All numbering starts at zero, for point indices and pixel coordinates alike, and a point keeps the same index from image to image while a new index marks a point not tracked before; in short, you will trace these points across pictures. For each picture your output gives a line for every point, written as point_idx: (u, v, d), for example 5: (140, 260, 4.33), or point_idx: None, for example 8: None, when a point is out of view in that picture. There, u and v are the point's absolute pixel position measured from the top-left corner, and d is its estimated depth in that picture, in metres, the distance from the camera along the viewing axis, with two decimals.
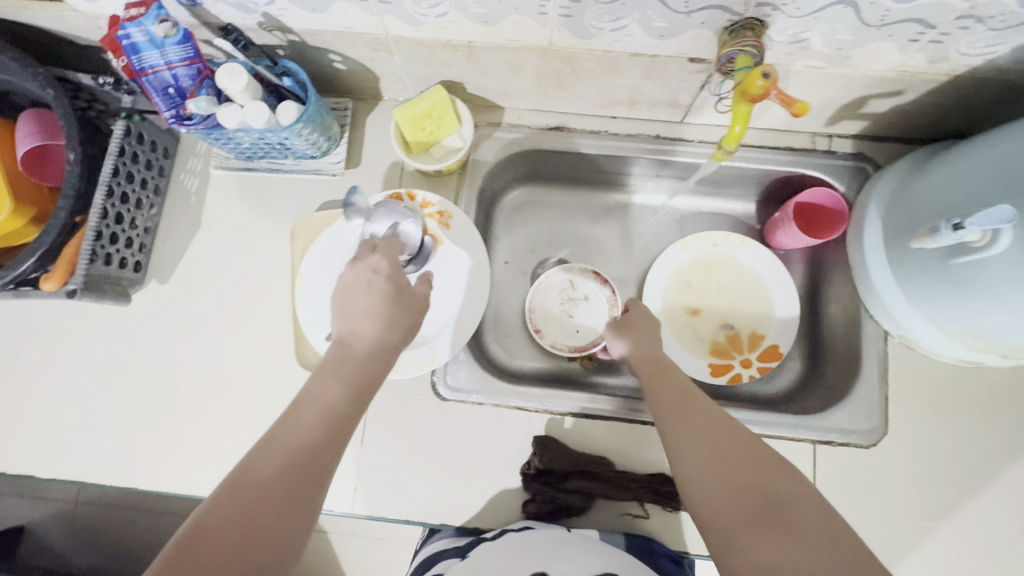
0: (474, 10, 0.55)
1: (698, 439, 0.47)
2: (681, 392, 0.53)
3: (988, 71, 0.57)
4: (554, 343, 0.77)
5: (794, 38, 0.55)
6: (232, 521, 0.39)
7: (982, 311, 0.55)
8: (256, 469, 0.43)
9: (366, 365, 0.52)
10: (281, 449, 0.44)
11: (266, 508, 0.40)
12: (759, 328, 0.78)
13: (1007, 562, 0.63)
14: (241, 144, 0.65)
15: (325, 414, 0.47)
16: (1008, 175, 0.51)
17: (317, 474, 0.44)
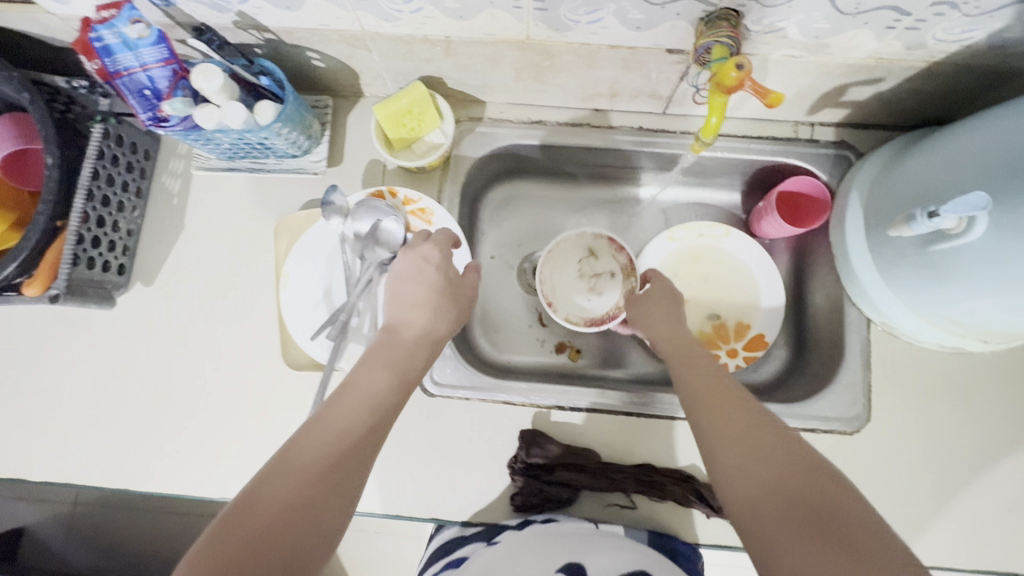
0: (449, 5, 0.55)
1: (728, 418, 0.51)
2: (710, 372, 0.57)
3: (965, 57, 0.57)
4: (569, 316, 0.76)
5: (771, 28, 0.54)
6: (280, 494, 0.41)
7: (962, 297, 0.55)
8: (309, 445, 0.45)
9: (412, 353, 0.56)
10: (330, 426, 0.46)
11: (318, 485, 0.43)
12: (745, 318, 0.78)
13: (988, 542, 0.64)
14: (221, 145, 0.65)
15: (375, 397, 0.50)
16: (986, 161, 0.51)
17: (365, 457, 0.46)
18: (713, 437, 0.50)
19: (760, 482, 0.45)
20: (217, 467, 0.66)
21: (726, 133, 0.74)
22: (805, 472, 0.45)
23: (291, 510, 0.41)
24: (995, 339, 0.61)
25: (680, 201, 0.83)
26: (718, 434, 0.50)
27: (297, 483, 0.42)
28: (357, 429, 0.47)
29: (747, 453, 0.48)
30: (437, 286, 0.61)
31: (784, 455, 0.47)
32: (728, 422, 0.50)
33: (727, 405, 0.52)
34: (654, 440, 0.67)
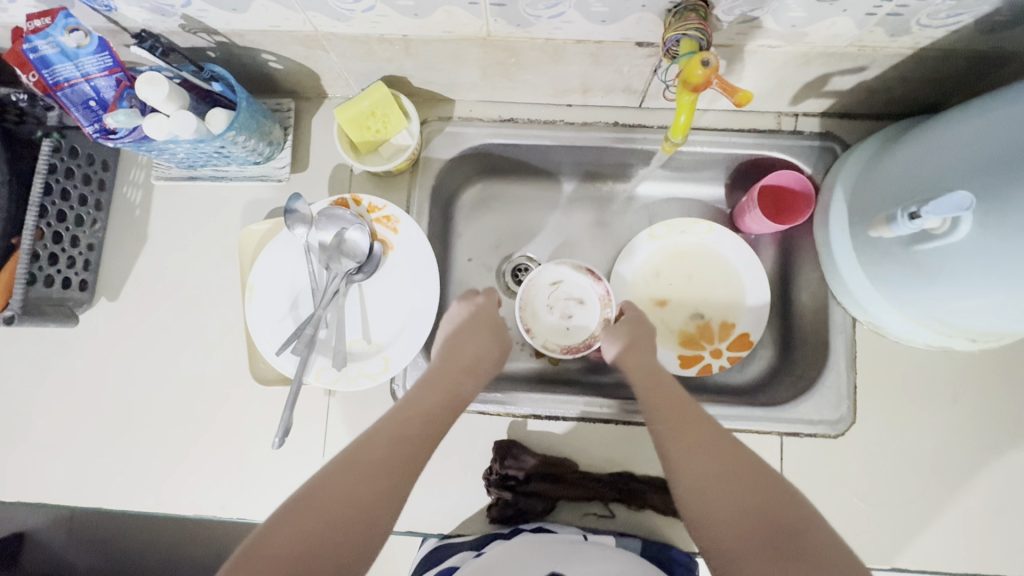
0: (401, 2, 0.52)
1: (693, 436, 0.52)
2: (673, 391, 0.58)
3: (951, 43, 0.54)
4: (545, 343, 0.73)
5: (744, 18, 0.51)
6: (347, 484, 0.47)
7: (949, 298, 0.52)
8: (366, 450, 0.50)
9: (461, 379, 0.60)
10: (387, 436, 0.51)
11: (371, 488, 0.47)
12: (730, 317, 0.75)
13: (977, 545, 0.62)
14: (177, 154, 0.62)
15: (426, 415, 0.55)
16: (971, 157, 0.48)
17: (413, 469, 0.50)
18: (679, 458, 0.51)
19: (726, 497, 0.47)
20: (190, 484, 0.65)
21: (706, 127, 0.71)
22: (765, 484, 0.48)
23: (347, 504, 0.45)
24: (984, 338, 0.58)
25: (662, 196, 0.80)
26: (685, 455, 0.51)
27: (354, 482, 0.47)
28: (410, 441, 0.52)
29: (712, 470, 0.49)
30: (483, 322, 0.66)
31: (745, 471, 0.49)
32: (692, 440, 0.52)
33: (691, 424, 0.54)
34: (633, 447, 0.66)
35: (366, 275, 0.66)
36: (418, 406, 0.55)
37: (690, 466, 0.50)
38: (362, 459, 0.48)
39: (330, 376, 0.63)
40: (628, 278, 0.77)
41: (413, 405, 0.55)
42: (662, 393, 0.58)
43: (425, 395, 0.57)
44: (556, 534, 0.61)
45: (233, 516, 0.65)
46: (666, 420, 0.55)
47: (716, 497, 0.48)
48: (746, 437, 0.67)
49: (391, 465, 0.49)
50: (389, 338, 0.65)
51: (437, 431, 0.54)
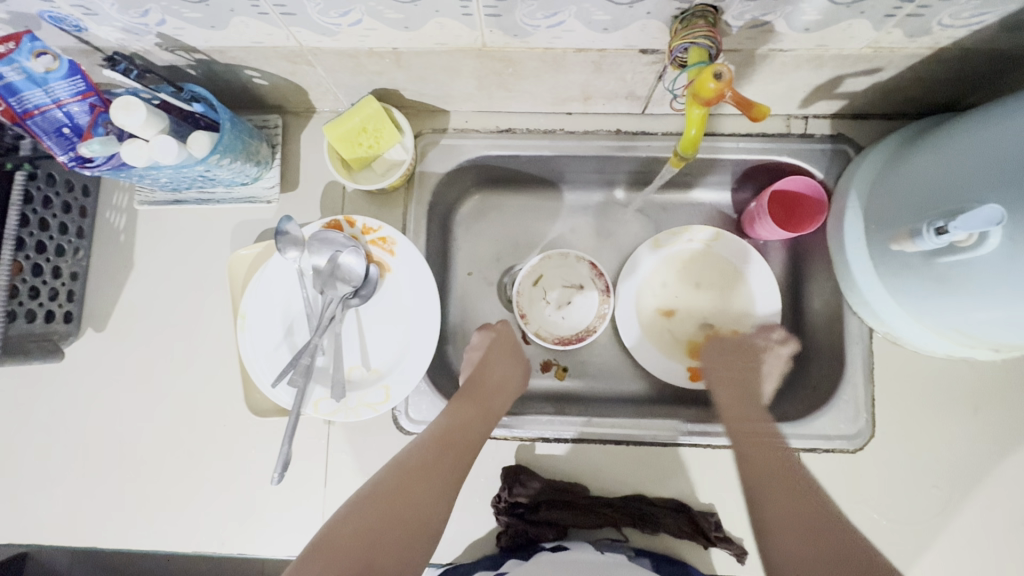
0: (390, 15, 0.49)
1: (774, 473, 0.58)
2: (758, 419, 0.63)
3: (972, 43, 0.51)
4: (537, 331, 0.73)
5: (755, 22, 0.48)
6: (391, 492, 0.52)
7: (974, 310, 0.50)
8: (419, 457, 0.55)
9: (493, 397, 0.62)
10: (436, 444, 0.56)
11: (423, 493, 0.52)
12: (739, 326, 0.73)
13: (1000, 559, 0.61)
14: (159, 179, 0.59)
15: (471, 423, 0.58)
16: (995, 163, 0.46)
17: (458, 475, 0.55)
18: (763, 501, 0.57)
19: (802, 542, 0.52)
20: (188, 520, 0.63)
21: (712, 132, 0.68)
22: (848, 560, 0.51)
23: (402, 508, 0.51)
24: (1009, 347, 0.56)
25: (668, 203, 0.77)
26: (775, 502, 0.56)
27: (412, 488, 0.52)
28: (456, 449, 0.56)
29: (796, 512, 0.55)
30: (510, 346, 0.68)
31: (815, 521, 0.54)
32: (776, 478, 0.58)
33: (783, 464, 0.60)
34: (645, 469, 0.64)
35: (363, 300, 0.63)
36: (460, 417, 0.58)
37: (771, 498, 0.56)
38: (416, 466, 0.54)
39: (329, 408, 0.60)
40: (632, 290, 0.74)
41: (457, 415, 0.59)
42: (757, 421, 0.63)
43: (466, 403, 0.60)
44: (569, 551, 0.59)
45: (233, 552, 0.62)
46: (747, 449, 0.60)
47: (797, 555, 0.52)
48: None
49: (440, 472, 0.54)
50: (389, 365, 0.62)
51: (479, 436, 0.58)
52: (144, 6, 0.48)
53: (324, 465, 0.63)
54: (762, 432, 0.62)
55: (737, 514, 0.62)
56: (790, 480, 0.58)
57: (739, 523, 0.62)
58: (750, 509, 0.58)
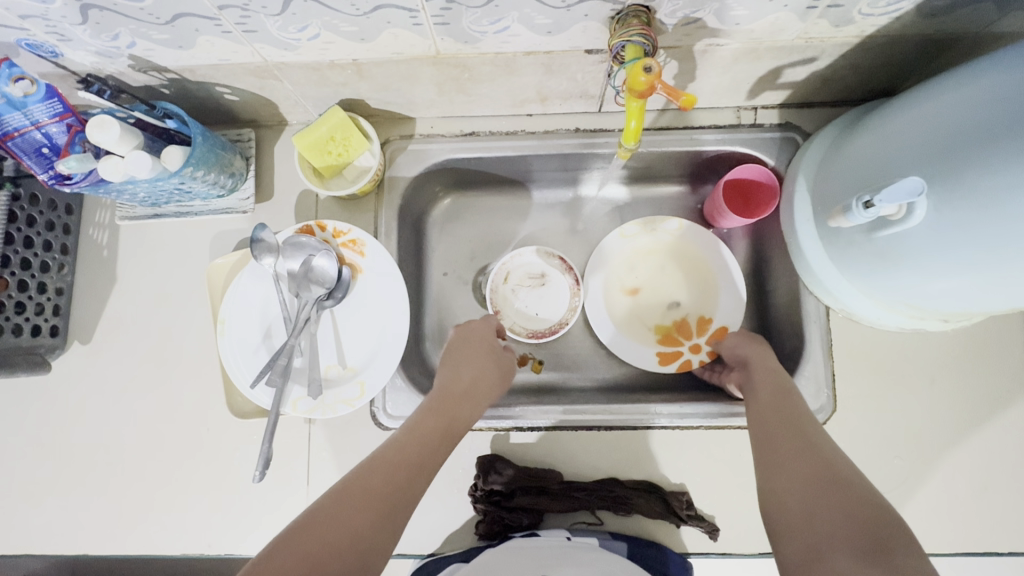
0: (346, 28, 0.52)
1: (786, 450, 0.48)
2: (774, 407, 0.54)
3: (896, 29, 0.54)
4: (513, 326, 0.76)
5: (687, 19, 0.51)
6: (376, 478, 0.45)
7: (921, 282, 0.52)
8: (372, 470, 0.46)
9: (460, 403, 0.57)
10: (391, 456, 0.48)
11: (371, 512, 0.42)
12: (706, 312, 0.75)
13: (962, 523, 0.63)
14: (138, 194, 0.62)
15: (428, 439, 0.51)
16: (929, 140, 0.48)
17: (413, 496, 0.46)
18: (777, 458, 0.48)
19: (808, 491, 0.43)
20: (174, 524, 0.65)
21: (667, 126, 0.71)
22: (843, 495, 0.42)
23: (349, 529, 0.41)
24: (955, 318, 0.58)
25: (632, 197, 0.80)
26: (787, 458, 0.47)
27: (359, 505, 0.43)
28: (411, 465, 0.48)
29: (799, 475, 0.45)
30: (483, 345, 0.64)
31: (830, 471, 0.45)
32: (785, 452, 0.48)
33: (790, 433, 0.50)
34: (616, 453, 0.66)
35: (337, 301, 0.66)
36: (419, 426, 0.52)
37: (773, 475, 0.47)
38: (361, 482, 0.44)
39: (307, 406, 0.62)
40: (601, 281, 0.76)
41: (410, 432, 0.51)
42: (767, 406, 0.54)
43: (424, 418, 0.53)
44: (540, 538, 0.61)
45: (221, 553, 0.64)
46: (760, 439, 0.51)
47: (801, 501, 0.43)
48: (731, 434, 0.66)
49: (392, 488, 0.45)
50: (364, 362, 0.64)
51: (438, 455, 0.51)
52: (114, 30, 0.51)
53: (306, 464, 0.65)
54: (769, 414, 0.53)
55: (708, 492, 0.64)
56: (802, 436, 0.49)
57: (709, 500, 0.64)
58: (763, 471, 0.48)
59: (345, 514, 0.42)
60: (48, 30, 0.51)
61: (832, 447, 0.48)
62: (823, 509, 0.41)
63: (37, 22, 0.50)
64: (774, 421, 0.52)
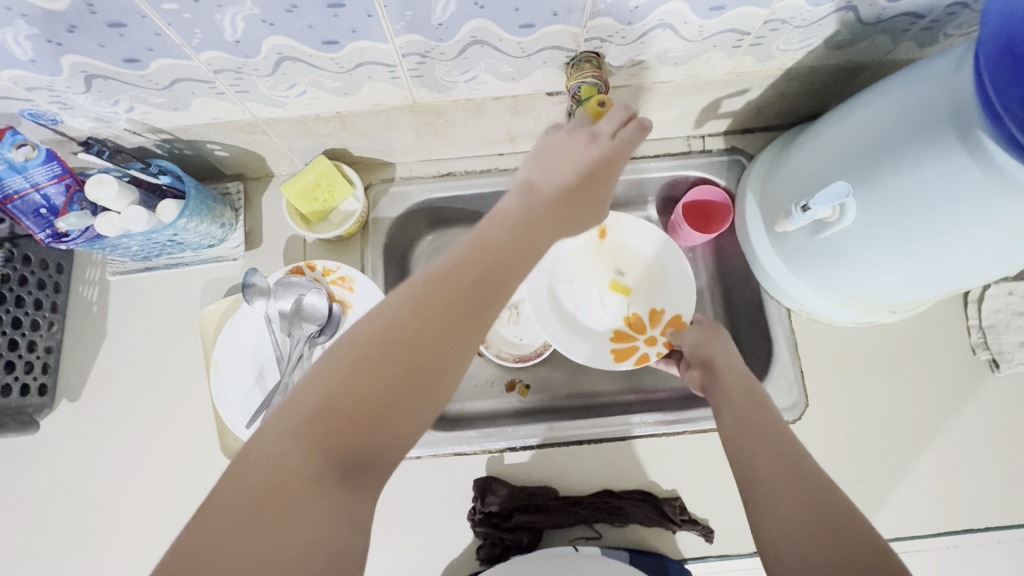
0: (329, 84, 0.57)
1: (757, 455, 0.47)
2: (741, 405, 0.54)
3: (812, 62, 0.63)
4: (499, 353, 0.78)
5: (632, 62, 0.59)
6: (432, 300, 0.41)
7: (867, 273, 0.58)
8: (434, 289, 0.41)
9: (549, 213, 0.52)
10: (456, 272, 0.43)
11: (431, 335, 0.39)
12: (659, 306, 0.78)
13: (936, 503, 0.66)
14: (131, 248, 0.65)
15: (499, 255, 0.45)
16: (854, 150, 0.54)
17: (479, 322, 0.42)
18: (754, 471, 0.46)
19: (795, 512, 0.41)
20: None
21: (625, 157, 0.78)
22: (819, 500, 0.42)
23: (413, 357, 0.38)
24: (902, 307, 0.65)
25: None
26: (765, 469, 0.46)
27: (425, 324, 0.40)
28: (481, 285, 0.43)
29: (784, 488, 0.43)
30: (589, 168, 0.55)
31: (811, 487, 0.43)
32: (756, 453, 0.47)
33: (764, 437, 0.49)
34: (608, 465, 0.68)
35: (328, 337, 0.68)
36: (497, 235, 0.47)
37: (758, 488, 0.45)
38: (423, 302, 0.41)
39: None
40: (549, 276, 0.79)
41: (480, 240, 0.46)
42: (736, 408, 0.54)
43: (493, 228, 0.48)
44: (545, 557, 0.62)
45: None
46: (732, 441, 0.50)
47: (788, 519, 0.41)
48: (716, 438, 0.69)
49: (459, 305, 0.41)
50: None
51: (512, 271, 0.45)
52: (115, 96, 0.56)
53: None
54: (735, 413, 0.53)
55: (700, 497, 0.67)
56: (777, 444, 0.48)
57: (700, 504, 0.66)
58: (741, 487, 0.46)
59: (409, 341, 0.39)
60: (52, 99, 0.55)
61: (802, 452, 0.47)
62: (813, 534, 0.40)
63: (42, 93, 0.54)
64: (743, 421, 0.52)
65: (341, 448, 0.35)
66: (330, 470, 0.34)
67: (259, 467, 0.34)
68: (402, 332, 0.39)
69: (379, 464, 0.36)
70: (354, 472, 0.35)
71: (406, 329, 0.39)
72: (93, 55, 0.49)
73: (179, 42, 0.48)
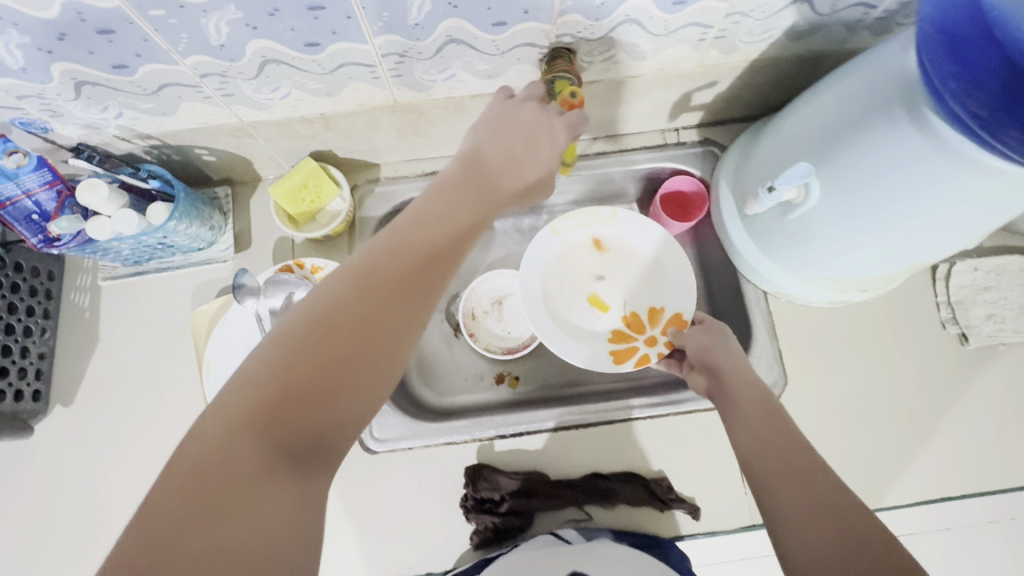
0: (312, 86, 0.59)
1: (778, 480, 0.44)
2: (756, 420, 0.50)
3: (775, 53, 0.66)
4: (488, 346, 0.79)
5: (603, 57, 0.61)
6: (366, 294, 0.43)
7: (835, 252, 0.60)
8: (367, 283, 0.43)
9: (483, 203, 0.54)
10: (387, 268, 0.45)
11: (366, 326, 0.41)
12: (658, 304, 0.76)
13: (912, 473, 0.69)
14: (122, 252, 0.67)
15: (430, 251, 0.47)
16: (816, 133, 0.57)
17: (413, 313, 0.44)
18: (776, 501, 0.43)
19: (822, 543, 0.39)
20: None
21: (603, 151, 0.81)
22: (846, 530, 0.39)
23: (350, 349, 0.40)
24: (872, 286, 0.68)
25: None
26: (786, 495, 0.43)
27: (371, 314, 0.42)
28: (412, 281, 0.45)
29: (810, 518, 0.41)
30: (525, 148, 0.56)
31: (837, 513, 0.40)
32: (776, 477, 0.44)
33: (780, 448, 0.47)
34: (597, 449, 0.69)
35: None
36: (430, 230, 0.49)
37: (782, 516, 0.42)
38: (357, 296, 0.42)
39: None
40: (542, 274, 0.79)
41: (411, 236, 0.48)
42: (750, 423, 0.50)
43: (424, 223, 0.49)
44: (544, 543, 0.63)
45: None
46: (751, 465, 0.47)
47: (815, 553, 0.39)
48: (701, 418, 0.70)
49: (401, 295, 0.44)
50: None
51: (442, 266, 0.48)
52: (104, 103, 0.57)
53: None
54: (750, 429, 0.50)
55: (687, 476, 0.68)
56: (799, 466, 0.45)
57: (687, 483, 0.68)
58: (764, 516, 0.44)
59: (347, 333, 0.41)
60: (42, 107, 0.57)
61: (828, 471, 0.44)
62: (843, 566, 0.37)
63: (33, 101, 0.55)
64: (759, 438, 0.48)
65: (284, 440, 0.36)
66: (277, 453, 0.35)
67: (197, 457, 0.34)
68: (338, 324, 0.41)
69: (325, 446, 0.38)
70: (302, 458, 0.37)
71: (342, 322, 0.41)
72: (83, 63, 0.51)
73: (166, 47, 0.50)
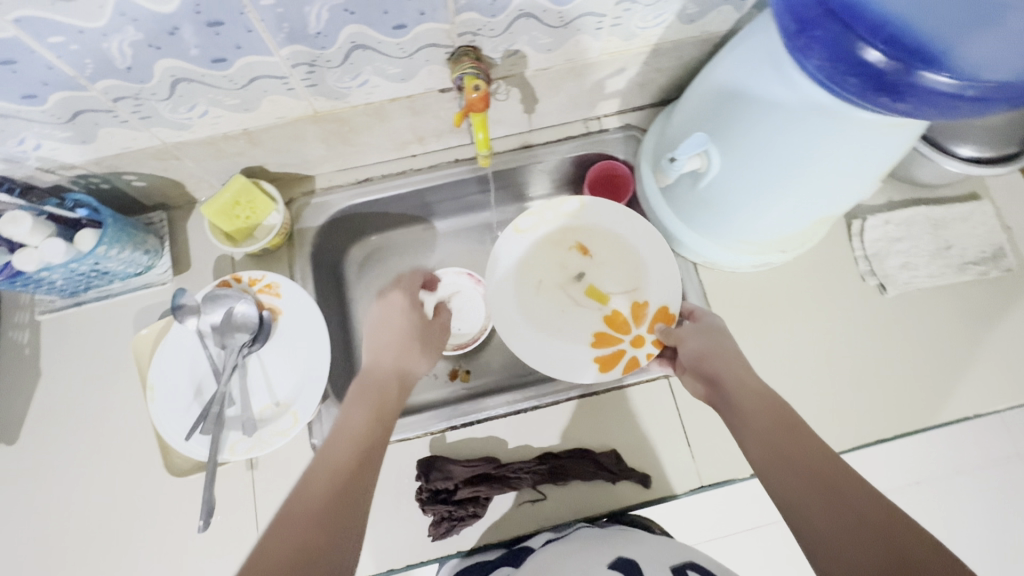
0: (229, 102, 0.61)
1: (809, 503, 0.45)
2: (769, 436, 0.50)
3: (672, 36, 0.70)
4: None
5: (508, 52, 0.64)
6: (304, 514, 0.45)
7: (745, 216, 0.64)
8: (298, 500, 0.46)
9: (388, 392, 0.60)
10: (316, 476, 0.49)
11: (313, 538, 0.44)
12: (641, 299, 0.74)
13: (848, 421, 0.72)
14: (55, 283, 0.67)
15: (354, 445, 0.52)
16: (707, 108, 0.61)
17: (355, 505, 0.48)
18: (812, 522, 0.44)
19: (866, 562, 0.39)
20: None
21: (530, 145, 0.84)
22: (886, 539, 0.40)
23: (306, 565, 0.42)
24: (789, 246, 0.71)
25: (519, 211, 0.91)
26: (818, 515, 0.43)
27: (313, 535, 0.44)
28: (345, 478, 0.49)
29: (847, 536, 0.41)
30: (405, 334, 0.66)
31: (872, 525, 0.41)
32: (805, 499, 0.45)
33: (801, 463, 0.47)
34: (546, 429, 0.71)
35: (262, 343, 0.70)
36: (348, 432, 0.53)
37: (821, 539, 0.43)
38: (297, 513, 0.45)
39: (244, 447, 0.66)
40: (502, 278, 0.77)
41: (333, 447, 0.52)
42: (764, 441, 0.50)
43: (340, 433, 0.53)
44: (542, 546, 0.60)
45: None
46: (777, 486, 0.47)
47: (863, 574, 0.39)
48: (643, 390, 0.73)
49: (336, 505, 0.47)
50: (294, 395, 0.68)
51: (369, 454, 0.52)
52: (20, 135, 0.58)
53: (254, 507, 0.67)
54: (767, 448, 0.50)
55: (635, 446, 0.70)
56: (824, 481, 0.45)
57: (636, 453, 0.70)
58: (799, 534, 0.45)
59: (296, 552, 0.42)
60: None
61: (852, 478, 0.45)
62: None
63: None
64: (777, 456, 0.49)
65: None
66: None
67: None
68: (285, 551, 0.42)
69: None
70: None
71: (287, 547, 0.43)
72: None
73: (73, 74, 0.52)
